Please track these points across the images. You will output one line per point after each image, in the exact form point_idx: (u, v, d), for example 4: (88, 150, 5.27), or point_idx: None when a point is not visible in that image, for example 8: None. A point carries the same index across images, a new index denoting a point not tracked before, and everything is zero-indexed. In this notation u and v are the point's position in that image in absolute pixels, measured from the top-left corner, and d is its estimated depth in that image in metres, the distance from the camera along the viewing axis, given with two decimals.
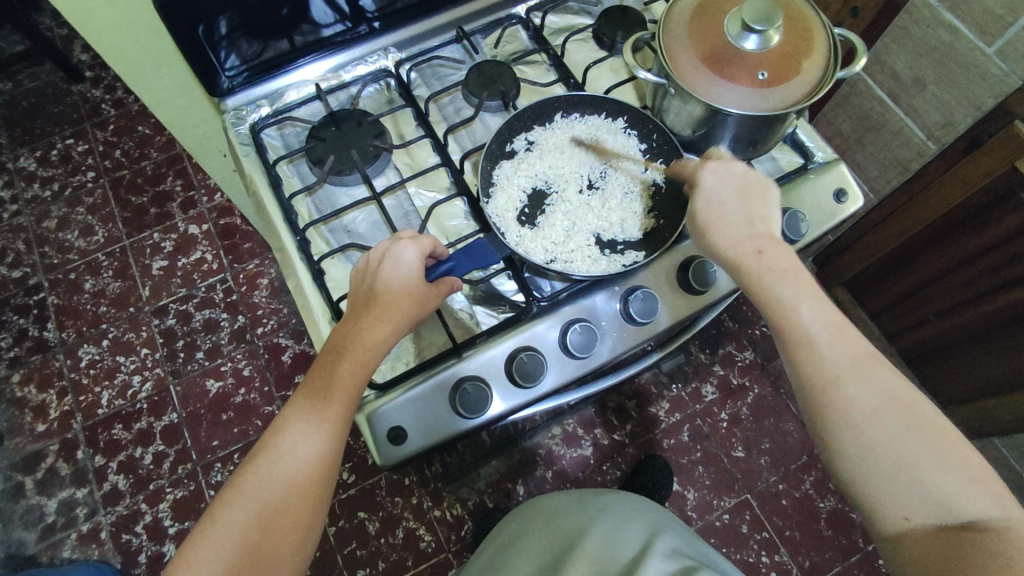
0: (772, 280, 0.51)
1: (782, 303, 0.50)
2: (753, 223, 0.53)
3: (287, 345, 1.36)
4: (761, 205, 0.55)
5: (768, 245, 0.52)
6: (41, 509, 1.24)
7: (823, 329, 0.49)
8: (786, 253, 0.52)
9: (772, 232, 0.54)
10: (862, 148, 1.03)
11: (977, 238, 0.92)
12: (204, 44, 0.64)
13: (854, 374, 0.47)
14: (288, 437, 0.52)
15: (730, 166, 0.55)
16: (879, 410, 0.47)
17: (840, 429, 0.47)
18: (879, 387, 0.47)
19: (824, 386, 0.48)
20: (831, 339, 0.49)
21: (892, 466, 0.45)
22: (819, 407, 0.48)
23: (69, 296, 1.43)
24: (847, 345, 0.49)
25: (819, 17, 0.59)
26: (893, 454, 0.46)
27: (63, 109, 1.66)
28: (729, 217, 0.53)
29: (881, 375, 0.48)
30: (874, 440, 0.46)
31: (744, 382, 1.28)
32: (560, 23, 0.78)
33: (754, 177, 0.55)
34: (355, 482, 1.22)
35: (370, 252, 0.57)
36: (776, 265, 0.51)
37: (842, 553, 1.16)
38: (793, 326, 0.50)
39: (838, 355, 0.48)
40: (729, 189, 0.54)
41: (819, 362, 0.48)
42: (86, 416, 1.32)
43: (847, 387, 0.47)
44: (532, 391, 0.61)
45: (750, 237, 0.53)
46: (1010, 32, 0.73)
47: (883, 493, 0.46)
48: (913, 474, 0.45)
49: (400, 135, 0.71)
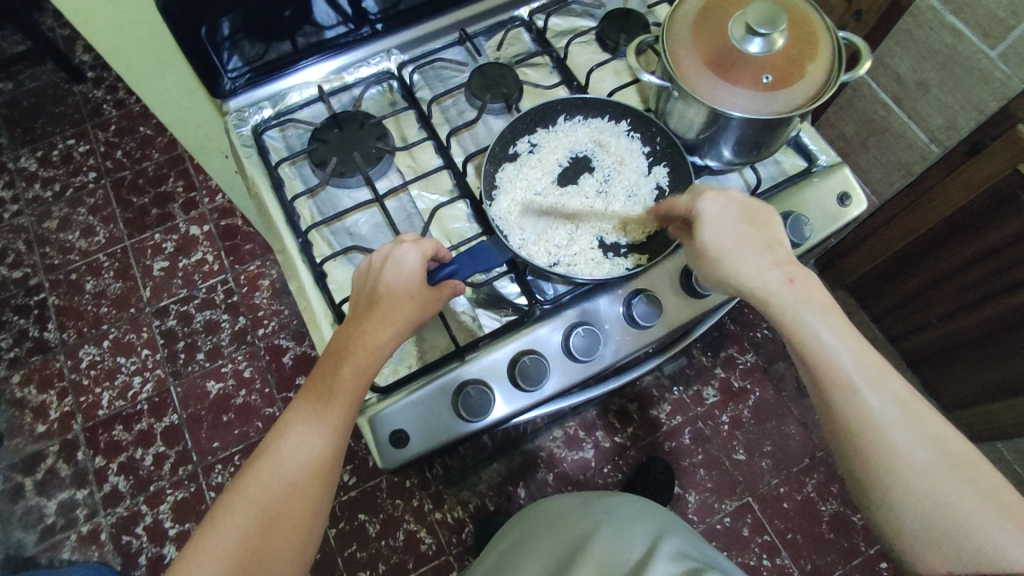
0: (803, 317, 0.50)
1: (814, 342, 0.49)
2: (771, 248, 0.52)
3: (288, 346, 1.36)
4: (770, 229, 0.54)
5: (794, 274, 0.51)
6: (41, 510, 1.24)
7: (863, 371, 0.48)
8: (814, 283, 0.51)
9: (791, 257, 0.53)
10: (864, 151, 1.03)
11: (979, 240, 0.91)
12: (206, 45, 0.64)
13: (895, 420, 0.47)
14: (290, 439, 0.52)
15: (728, 195, 0.54)
16: (920, 458, 0.46)
17: (882, 477, 0.46)
18: (921, 434, 0.46)
19: (862, 431, 0.47)
20: (871, 383, 0.48)
21: (936, 516, 0.45)
22: (860, 454, 0.47)
23: (69, 296, 1.43)
24: (888, 389, 0.48)
25: (823, 20, 0.59)
26: (938, 503, 0.45)
27: (65, 109, 1.66)
28: (744, 247, 0.52)
29: (922, 421, 0.47)
30: (917, 489, 0.45)
31: (746, 385, 1.27)
32: (564, 25, 0.77)
33: (756, 205, 0.54)
34: (356, 484, 1.22)
35: (372, 255, 0.56)
36: (803, 296, 0.50)
37: (844, 557, 1.15)
38: (830, 368, 0.48)
39: (878, 401, 0.47)
40: (739, 218, 0.53)
41: (858, 406, 0.47)
42: (86, 416, 1.31)
43: (888, 434, 0.46)
44: (535, 395, 0.61)
45: (771, 265, 0.51)
46: (1013, 35, 0.73)
47: (927, 542, 0.45)
48: (955, 525, 0.44)
49: (403, 137, 0.71)
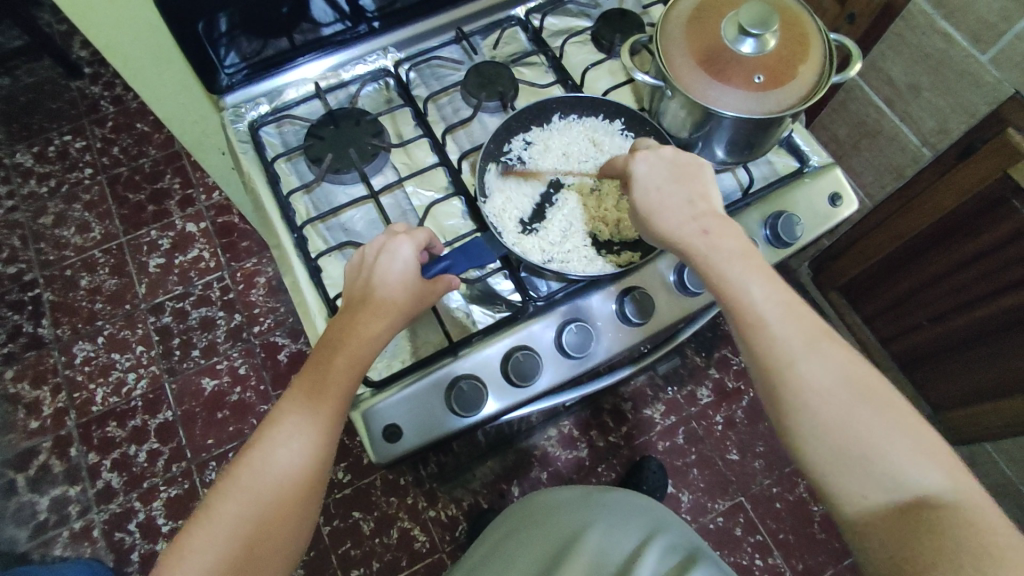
0: (717, 258, 0.51)
1: (729, 282, 0.50)
2: (694, 202, 0.53)
3: (283, 344, 1.36)
4: (698, 183, 0.55)
5: (711, 223, 0.52)
6: (33, 506, 1.24)
7: (774, 307, 0.49)
8: (733, 229, 0.53)
9: (714, 211, 0.54)
10: (858, 154, 1.03)
11: (970, 243, 0.92)
12: (203, 40, 0.64)
13: (805, 351, 0.47)
14: (282, 431, 0.52)
15: (659, 152, 0.56)
16: (832, 386, 0.46)
17: (793, 407, 0.46)
18: (831, 364, 0.46)
19: (775, 364, 0.47)
20: (782, 316, 0.48)
21: (845, 442, 0.44)
22: (773, 387, 0.47)
23: (65, 292, 1.43)
24: (799, 324, 0.48)
25: (815, 22, 0.60)
26: (847, 430, 0.44)
27: (61, 105, 1.66)
28: (669, 202, 0.54)
29: (831, 353, 0.47)
30: (826, 418, 0.45)
31: (739, 386, 1.28)
32: (559, 25, 0.78)
33: (686, 159, 0.56)
34: (350, 482, 1.22)
35: (366, 248, 0.57)
36: (721, 243, 0.52)
37: (835, 557, 1.16)
38: (743, 306, 0.49)
39: (789, 334, 0.48)
40: (665, 176, 0.55)
41: (771, 341, 0.47)
42: (80, 413, 1.31)
43: (800, 364, 0.46)
44: (526, 391, 0.61)
45: (694, 218, 0.53)
46: (1003, 40, 0.74)
47: (839, 472, 0.44)
48: (865, 452, 0.44)
49: (398, 134, 0.71)
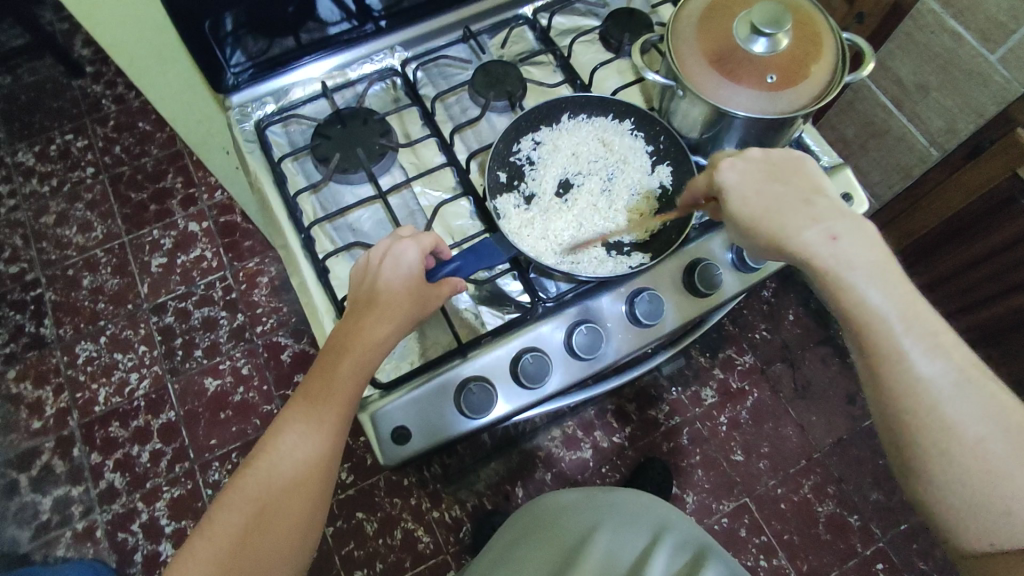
0: (857, 283, 0.47)
1: (870, 312, 0.46)
2: (809, 203, 0.51)
3: (286, 344, 1.36)
4: (801, 177, 0.53)
5: (838, 229, 0.49)
6: (35, 507, 1.23)
7: (919, 342, 0.45)
8: (865, 232, 0.49)
9: (833, 208, 0.51)
10: (865, 154, 1.03)
11: (980, 243, 0.91)
12: (209, 39, 0.64)
13: (953, 393, 0.44)
14: (287, 439, 0.52)
15: (749, 155, 0.54)
16: (981, 433, 0.44)
17: (933, 452, 0.44)
18: (980, 408, 0.44)
19: (916, 407, 0.45)
20: (930, 353, 0.45)
21: (986, 490, 0.43)
22: (911, 428, 0.45)
23: (67, 292, 1.42)
24: (947, 360, 0.45)
25: (827, 20, 0.59)
26: (992, 478, 0.43)
27: (63, 104, 1.65)
28: (781, 204, 0.51)
29: (980, 394, 0.45)
30: (967, 464, 0.44)
31: (744, 387, 1.28)
32: (567, 24, 0.78)
33: (779, 155, 0.54)
34: (354, 482, 1.22)
35: (371, 250, 0.56)
36: (851, 249, 0.48)
37: (840, 558, 1.16)
38: (882, 339, 0.46)
39: (936, 373, 0.45)
40: (764, 175, 0.53)
41: (915, 379, 0.45)
42: (83, 413, 1.31)
43: (945, 409, 0.44)
44: (537, 392, 0.61)
45: (814, 220, 0.49)
46: (1014, 39, 0.73)
47: (973, 516, 0.44)
48: (1007, 502, 0.43)
49: (405, 134, 0.71)
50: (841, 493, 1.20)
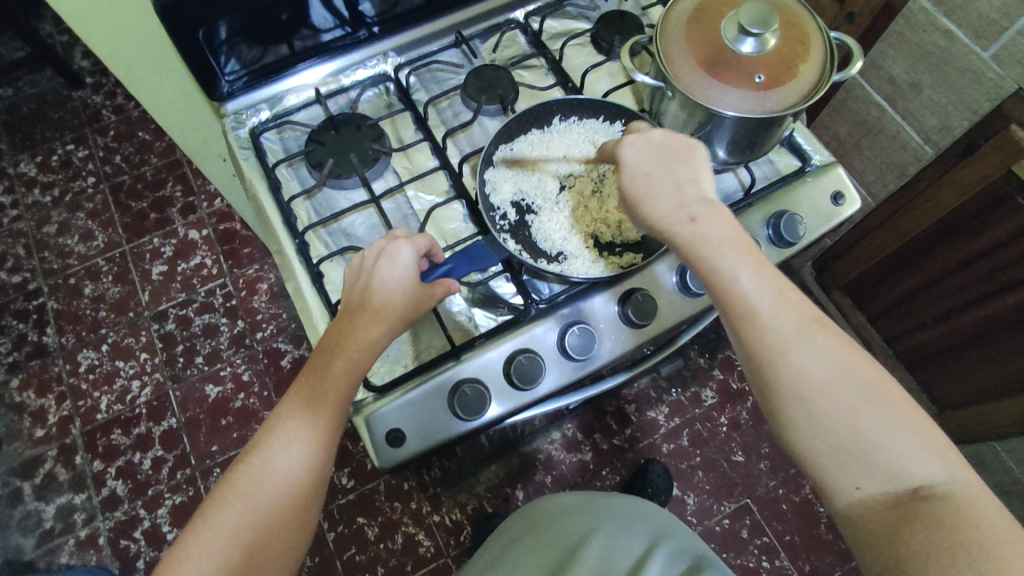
0: (709, 251, 0.49)
1: (722, 274, 0.48)
2: (682, 187, 0.51)
3: (286, 350, 1.36)
4: (687, 166, 0.53)
5: (701, 211, 0.50)
6: (39, 514, 1.24)
7: (764, 296, 0.48)
8: (724, 214, 0.51)
9: (703, 194, 0.51)
10: (859, 153, 1.03)
11: (975, 241, 0.92)
12: (204, 48, 0.64)
13: (798, 342, 0.46)
14: (281, 435, 0.52)
15: (647, 136, 0.54)
16: (827, 378, 0.45)
17: (787, 400, 0.46)
18: (826, 354, 0.46)
19: (767, 357, 0.46)
20: (775, 305, 0.47)
21: (840, 435, 0.45)
22: (766, 379, 0.47)
23: (68, 301, 1.43)
24: (791, 312, 0.47)
25: (815, 22, 0.60)
26: (842, 421, 0.45)
27: (64, 115, 1.66)
28: (656, 188, 0.52)
29: (824, 341, 0.46)
30: (819, 410, 0.45)
31: (744, 387, 1.28)
32: (559, 27, 0.78)
33: (675, 142, 0.54)
34: (354, 487, 1.22)
35: (366, 252, 0.57)
36: (708, 231, 0.49)
37: (842, 558, 1.15)
38: (732, 296, 0.48)
39: (782, 325, 0.47)
40: (649, 162, 0.53)
41: (764, 332, 0.47)
42: (85, 421, 1.31)
43: (792, 358, 0.46)
44: (529, 394, 0.61)
45: (680, 205, 0.51)
46: (1005, 37, 0.73)
47: (833, 463, 0.45)
48: (856, 444, 0.44)
49: (399, 139, 0.72)
50: None
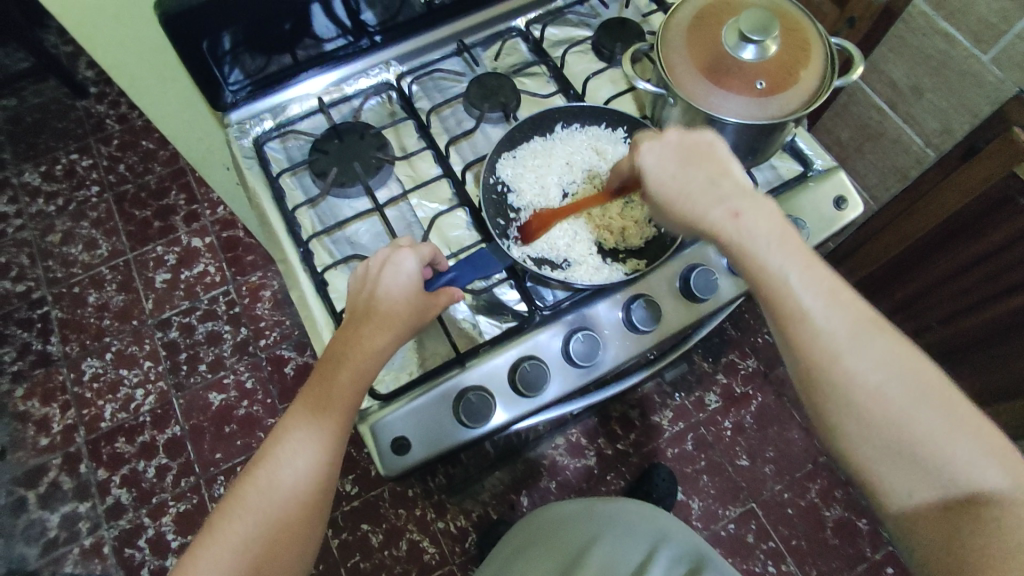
0: (756, 249, 0.49)
1: (770, 274, 0.48)
2: (716, 182, 0.52)
3: (289, 357, 1.37)
4: (715, 159, 0.53)
5: (741, 206, 0.51)
6: (44, 524, 1.24)
7: (816, 297, 0.47)
8: (764, 205, 0.51)
9: (737, 185, 0.52)
10: (860, 156, 1.03)
11: (977, 243, 0.92)
12: (208, 59, 0.64)
13: (851, 343, 0.46)
14: (288, 446, 0.52)
15: (663, 139, 0.54)
16: (883, 381, 0.45)
17: (840, 403, 0.45)
18: (880, 356, 0.46)
19: (820, 359, 0.46)
20: (827, 305, 0.47)
21: (896, 438, 0.44)
22: (817, 381, 0.46)
23: (72, 309, 1.44)
24: (843, 313, 0.47)
25: (816, 28, 0.60)
26: (898, 425, 0.44)
27: (68, 124, 1.67)
28: (691, 187, 0.52)
29: (878, 342, 0.46)
30: (873, 412, 0.45)
31: (748, 391, 1.27)
32: (560, 35, 0.79)
33: (695, 139, 0.54)
34: (359, 494, 1.22)
35: (370, 260, 0.57)
36: (753, 228, 0.50)
37: (849, 562, 1.15)
38: (783, 296, 0.48)
39: (834, 326, 0.47)
40: (679, 160, 0.53)
41: (816, 333, 0.46)
42: (89, 429, 1.32)
43: (846, 359, 0.46)
44: (535, 401, 0.61)
45: (719, 201, 0.51)
46: (1005, 40, 0.74)
47: (888, 468, 0.44)
48: (914, 449, 0.44)
49: (402, 147, 0.72)
50: (849, 496, 1.19)
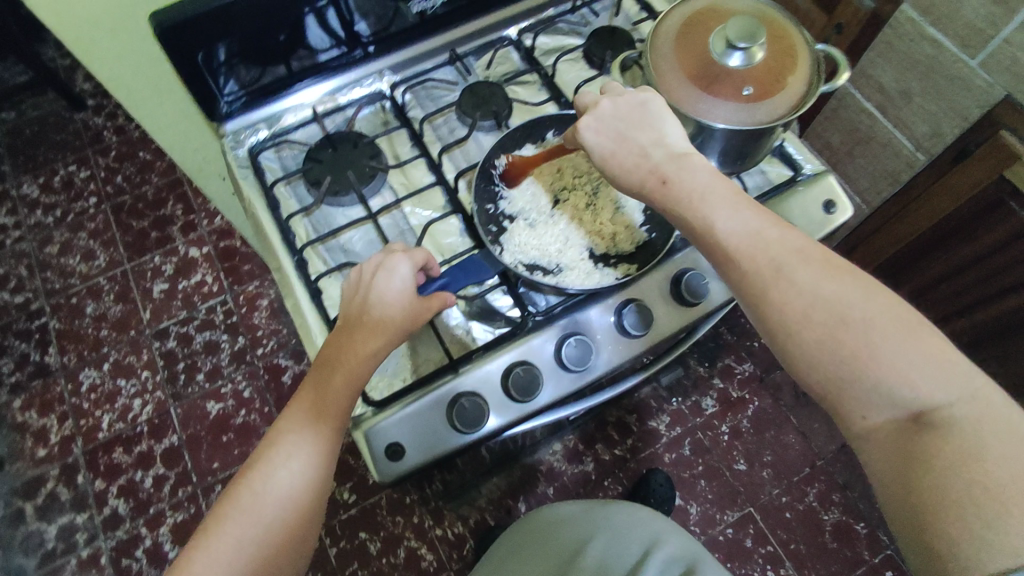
0: (681, 205, 0.52)
1: (697, 224, 0.51)
2: (646, 151, 0.54)
3: (287, 365, 1.37)
4: (648, 130, 0.55)
5: (670, 171, 0.53)
6: (41, 535, 1.24)
7: (741, 238, 0.49)
8: (695, 164, 0.53)
9: (667, 151, 0.54)
10: (851, 160, 1.04)
11: (969, 245, 0.94)
12: (203, 69, 0.65)
13: (780, 277, 0.47)
14: (282, 450, 0.53)
15: (600, 114, 0.57)
16: (813, 307, 0.46)
17: (780, 338, 0.47)
18: (810, 282, 0.47)
19: (753, 298, 0.48)
20: (752, 243, 0.49)
21: (839, 364, 0.45)
22: (757, 319, 0.49)
23: (70, 320, 1.44)
24: (772, 250, 0.48)
25: (802, 34, 0.61)
26: (837, 351, 0.45)
27: (66, 136, 1.68)
28: (621, 158, 0.55)
29: (805, 270, 0.47)
30: (809, 343, 0.46)
31: (744, 395, 1.28)
32: (551, 43, 0.80)
33: (631, 109, 0.56)
34: (356, 502, 1.22)
35: (363, 266, 0.57)
36: (676, 187, 0.52)
37: (849, 566, 1.14)
38: (711, 243, 0.50)
39: (761, 263, 0.48)
40: (612, 137, 0.56)
41: (743, 273, 0.49)
42: (87, 439, 1.31)
43: (775, 292, 0.47)
44: (528, 405, 0.62)
45: (648, 169, 0.54)
46: (992, 45, 0.74)
47: (837, 394, 0.45)
48: (856, 371, 0.44)
49: (396, 155, 0.73)
50: (847, 500, 1.19)
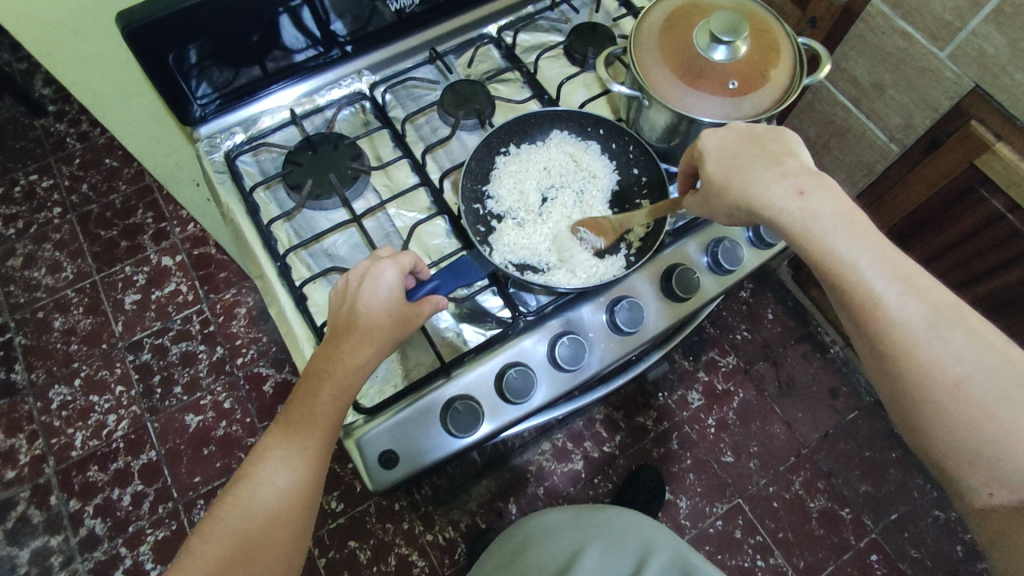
0: (821, 230, 0.49)
1: (838, 258, 0.48)
2: (780, 161, 0.52)
3: (268, 374, 1.34)
4: (780, 144, 0.54)
5: (808, 183, 0.50)
6: (13, 560, 1.19)
7: (889, 284, 0.47)
8: (827, 184, 0.51)
9: (800, 166, 0.52)
10: (828, 153, 1.06)
11: (946, 233, 0.96)
12: (174, 72, 0.62)
13: (931, 337, 0.45)
14: (267, 466, 0.52)
15: (730, 125, 0.55)
16: (964, 377, 0.44)
17: (917, 399, 0.46)
18: (966, 347, 0.45)
19: (894, 352, 0.46)
20: (901, 294, 0.47)
21: (976, 440, 0.44)
22: (892, 372, 0.47)
23: (37, 335, 1.38)
24: (923, 302, 0.46)
25: (784, 28, 0.61)
26: (981, 427, 0.44)
27: (26, 144, 1.62)
28: (751, 163, 0.52)
29: (961, 335, 0.45)
30: (952, 411, 0.44)
31: (729, 387, 1.29)
32: (532, 41, 0.79)
33: (762, 126, 0.55)
34: (344, 510, 1.19)
35: (350, 273, 0.56)
36: (815, 205, 0.49)
37: (836, 551, 1.16)
38: (852, 284, 0.48)
39: (914, 315, 0.46)
40: (742, 137, 0.54)
41: (890, 325, 0.46)
42: (59, 459, 1.27)
43: (922, 351, 0.45)
44: (524, 407, 0.61)
45: (786, 177, 0.51)
46: (960, 37, 0.76)
47: (967, 467, 0.45)
48: (1000, 449, 0.44)
49: (377, 156, 0.71)
50: (831, 487, 1.21)
